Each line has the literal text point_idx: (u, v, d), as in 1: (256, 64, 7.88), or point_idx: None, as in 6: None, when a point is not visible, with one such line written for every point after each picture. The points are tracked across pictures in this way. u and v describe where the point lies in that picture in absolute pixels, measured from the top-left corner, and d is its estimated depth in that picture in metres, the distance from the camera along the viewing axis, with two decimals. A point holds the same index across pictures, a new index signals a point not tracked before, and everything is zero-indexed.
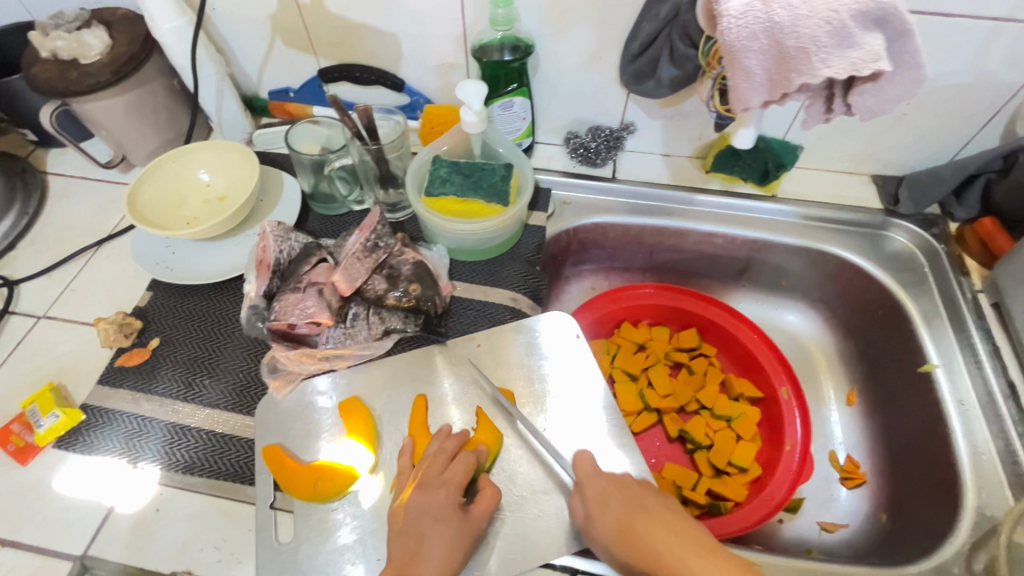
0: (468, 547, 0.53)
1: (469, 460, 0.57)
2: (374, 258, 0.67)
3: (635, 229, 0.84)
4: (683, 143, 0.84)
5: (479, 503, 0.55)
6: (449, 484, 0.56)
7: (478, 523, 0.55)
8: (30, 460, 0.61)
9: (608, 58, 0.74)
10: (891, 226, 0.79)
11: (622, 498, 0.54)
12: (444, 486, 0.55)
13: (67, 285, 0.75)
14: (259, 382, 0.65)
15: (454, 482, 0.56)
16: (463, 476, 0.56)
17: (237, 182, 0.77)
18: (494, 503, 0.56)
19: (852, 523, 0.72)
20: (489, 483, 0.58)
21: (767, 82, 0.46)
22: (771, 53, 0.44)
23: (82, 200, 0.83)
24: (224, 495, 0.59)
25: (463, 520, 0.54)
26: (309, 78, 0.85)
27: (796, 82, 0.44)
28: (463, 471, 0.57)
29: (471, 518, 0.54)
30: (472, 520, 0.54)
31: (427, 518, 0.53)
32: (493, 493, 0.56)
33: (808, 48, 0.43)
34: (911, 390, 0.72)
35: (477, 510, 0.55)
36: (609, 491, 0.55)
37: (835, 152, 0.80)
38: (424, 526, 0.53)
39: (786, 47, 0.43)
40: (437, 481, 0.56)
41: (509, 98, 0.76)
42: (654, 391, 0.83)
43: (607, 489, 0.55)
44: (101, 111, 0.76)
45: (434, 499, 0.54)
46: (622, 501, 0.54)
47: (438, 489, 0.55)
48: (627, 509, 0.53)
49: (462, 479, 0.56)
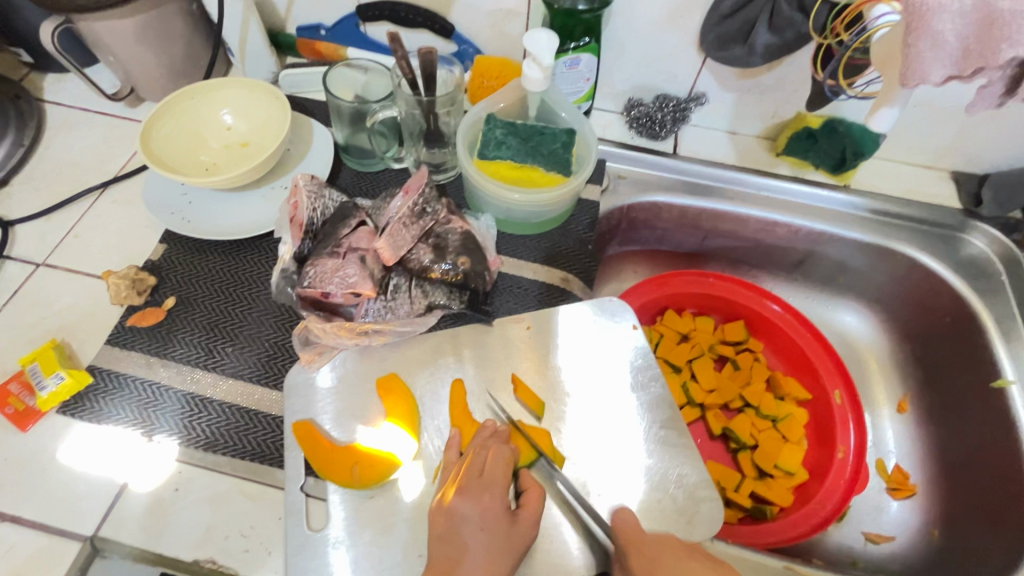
0: (517, 559, 0.47)
1: (507, 455, 0.52)
2: (421, 226, 0.61)
3: (693, 211, 0.77)
4: (754, 121, 0.76)
5: (528, 506, 0.50)
6: (493, 486, 0.50)
7: (527, 531, 0.49)
8: (31, 426, 0.54)
9: (691, 17, 0.66)
10: (970, 228, 0.73)
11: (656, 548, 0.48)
12: (488, 489, 0.49)
13: (69, 229, 0.67)
14: (288, 354, 0.59)
15: (497, 484, 0.50)
16: (504, 474, 0.51)
17: (263, 127, 0.68)
18: (541, 505, 0.50)
19: (898, 536, 0.70)
20: (535, 482, 0.52)
21: (959, 51, 0.40)
22: (973, 17, 0.38)
23: (85, 134, 0.74)
24: (251, 478, 0.53)
25: (509, 527, 0.48)
26: (345, 15, 0.75)
27: (1005, 54, 0.38)
28: (503, 468, 0.51)
29: (518, 525, 0.48)
30: (518, 529, 0.48)
31: (471, 528, 0.47)
32: (539, 495, 0.51)
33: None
34: (979, 406, 0.69)
35: (525, 515, 0.49)
36: (643, 539, 0.49)
37: (918, 143, 0.74)
38: (464, 533, 0.47)
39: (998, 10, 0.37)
40: (477, 485, 0.49)
41: (576, 55, 0.68)
42: (698, 384, 0.79)
43: (641, 540, 0.49)
44: (110, 33, 0.66)
45: (477, 504, 0.48)
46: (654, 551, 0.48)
47: (482, 493, 0.49)
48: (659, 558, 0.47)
49: (504, 479, 0.51)
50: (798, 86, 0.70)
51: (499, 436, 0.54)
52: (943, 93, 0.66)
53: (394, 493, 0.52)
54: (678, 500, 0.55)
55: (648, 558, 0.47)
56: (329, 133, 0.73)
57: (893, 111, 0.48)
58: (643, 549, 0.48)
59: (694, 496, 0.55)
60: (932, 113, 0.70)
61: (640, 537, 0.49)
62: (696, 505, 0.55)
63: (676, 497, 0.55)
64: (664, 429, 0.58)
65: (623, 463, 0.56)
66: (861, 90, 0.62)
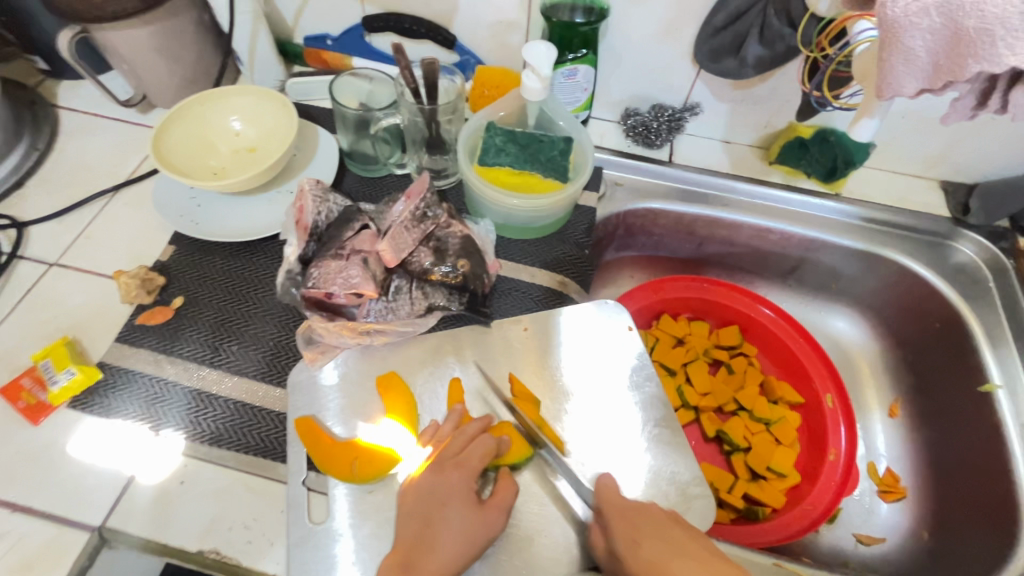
0: (481, 543, 0.50)
1: (487, 445, 0.54)
2: (422, 229, 0.63)
3: (689, 217, 0.79)
4: (747, 131, 0.78)
5: (497, 495, 0.52)
6: (465, 466, 0.53)
7: (494, 518, 0.51)
8: (42, 419, 0.56)
9: (685, 30, 0.68)
10: (959, 236, 0.75)
11: (640, 517, 0.50)
12: (458, 468, 0.53)
13: (81, 230, 0.69)
14: (292, 352, 0.61)
15: (469, 466, 0.53)
16: (479, 462, 0.53)
17: (271, 134, 0.71)
18: (512, 497, 0.53)
19: (888, 538, 0.71)
20: (508, 475, 0.54)
21: (931, 66, 0.41)
22: (943, 34, 0.39)
23: (98, 139, 0.77)
24: (254, 472, 0.55)
25: (474, 510, 0.51)
26: (352, 26, 0.78)
27: (972, 69, 0.39)
28: (481, 455, 0.53)
29: (485, 509, 0.51)
30: (484, 513, 0.51)
31: (439, 505, 0.51)
32: (511, 485, 0.53)
33: (991, 29, 0.38)
34: (968, 410, 0.70)
35: (493, 501, 0.52)
36: (627, 509, 0.51)
37: (908, 153, 0.76)
38: (435, 512, 0.50)
39: (965, 28, 0.38)
40: (451, 463, 0.53)
41: (573, 66, 0.70)
42: (692, 387, 0.80)
43: (623, 506, 0.51)
44: (124, 42, 0.68)
45: (445, 483, 0.52)
46: (638, 520, 0.50)
47: (452, 471, 0.53)
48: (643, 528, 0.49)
49: (478, 464, 0.53)
50: (789, 97, 0.72)
51: (477, 424, 0.56)
52: (930, 104, 0.68)
53: (393, 488, 0.54)
54: (670, 497, 0.56)
55: (632, 526, 0.49)
56: (334, 139, 0.75)
57: (874, 122, 0.50)
58: (626, 517, 0.50)
59: (686, 494, 0.56)
60: (921, 124, 0.71)
61: (622, 504, 0.51)
62: (688, 502, 0.56)
63: (668, 494, 0.56)
64: (658, 427, 0.59)
65: (617, 461, 0.58)
66: (846, 100, 0.64)
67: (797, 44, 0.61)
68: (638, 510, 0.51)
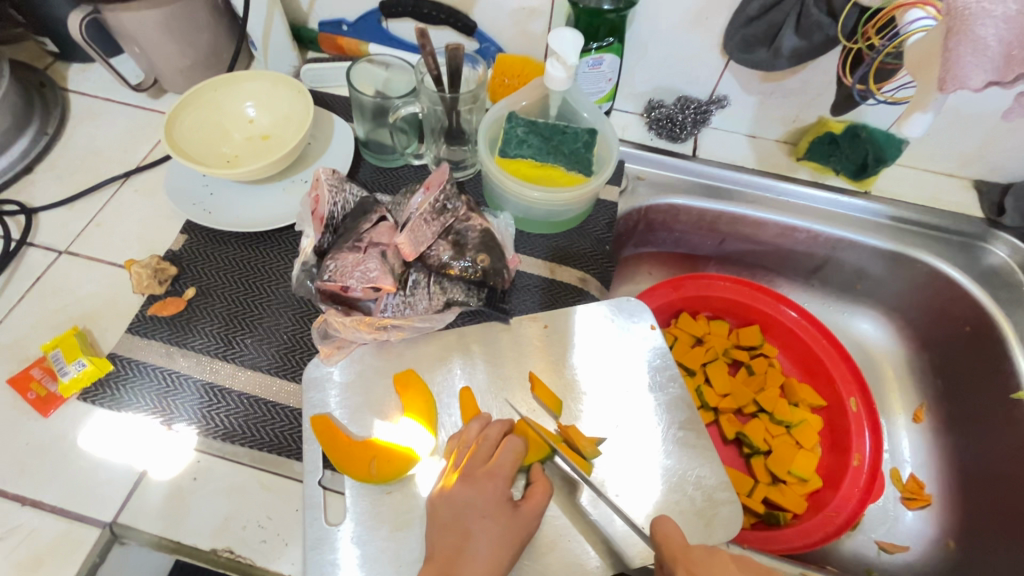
0: (517, 548, 0.48)
1: (516, 447, 0.52)
2: (441, 222, 0.61)
3: (712, 213, 0.77)
4: (774, 125, 0.76)
5: (531, 498, 0.50)
6: (496, 474, 0.50)
7: (529, 521, 0.49)
8: (52, 412, 0.55)
9: (716, 19, 0.65)
10: (993, 238, 0.73)
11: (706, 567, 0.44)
12: (491, 478, 0.50)
13: (91, 218, 0.67)
14: (307, 347, 0.60)
15: (502, 474, 0.50)
16: (511, 466, 0.51)
17: (285, 121, 0.69)
18: (545, 499, 0.51)
19: (914, 546, 0.69)
20: (542, 477, 0.52)
21: (1002, 56, 0.40)
22: (1016, 21, 0.38)
23: (107, 124, 0.75)
24: (269, 469, 0.53)
25: (511, 515, 0.49)
26: (368, 11, 0.75)
27: None
28: (512, 460, 0.51)
29: (520, 514, 0.49)
30: (521, 517, 0.49)
31: (475, 515, 0.48)
32: (545, 489, 0.51)
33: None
34: (999, 418, 0.68)
35: (527, 507, 0.49)
36: (690, 556, 0.45)
37: (941, 151, 0.73)
38: (471, 522, 0.48)
39: None
40: (482, 472, 0.50)
41: (599, 55, 0.67)
42: (711, 388, 0.78)
43: (688, 556, 0.45)
44: (136, 24, 0.66)
45: (480, 492, 0.49)
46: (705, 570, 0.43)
47: (485, 481, 0.50)
48: None
49: (510, 470, 0.51)
50: (821, 91, 0.69)
51: (497, 428, 0.54)
52: (971, 100, 0.66)
53: (411, 489, 0.52)
54: (696, 502, 0.55)
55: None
56: (350, 128, 0.73)
57: (926, 116, 0.45)
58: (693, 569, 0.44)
59: (713, 499, 0.55)
60: (957, 121, 0.69)
61: (686, 552, 0.45)
62: (715, 507, 0.54)
63: (694, 499, 0.55)
64: (682, 430, 0.58)
65: (641, 465, 0.56)
66: (891, 95, 0.62)
67: (837, 35, 0.59)
68: (704, 557, 0.44)
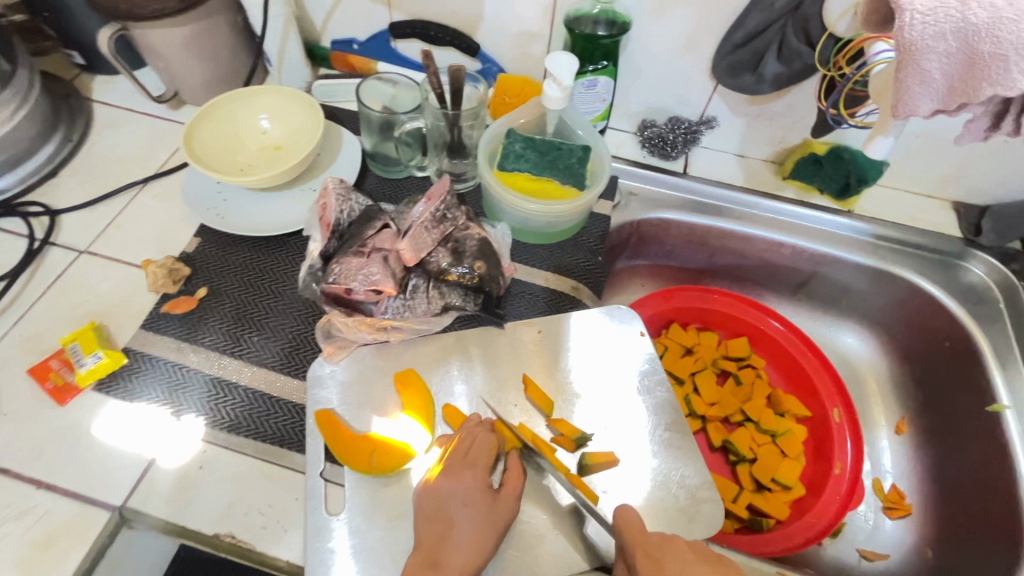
0: (501, 531, 0.51)
1: (492, 441, 0.55)
2: (441, 230, 0.64)
3: (701, 229, 0.80)
4: (762, 145, 0.80)
5: (510, 483, 0.53)
6: (476, 464, 0.53)
7: (509, 505, 0.52)
8: (69, 401, 0.58)
9: (704, 45, 0.69)
10: (971, 256, 0.75)
11: (662, 549, 0.48)
12: (471, 467, 0.53)
13: (111, 220, 0.71)
14: (311, 346, 0.63)
15: (481, 463, 0.53)
16: (488, 457, 0.54)
17: (297, 132, 0.73)
18: (521, 483, 0.54)
19: (893, 554, 0.72)
20: (517, 464, 0.55)
21: (945, 89, 0.44)
22: (959, 57, 0.42)
23: (129, 133, 0.79)
24: (270, 459, 0.56)
25: (492, 501, 0.52)
26: (378, 31, 0.80)
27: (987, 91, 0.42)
28: (487, 451, 0.54)
29: (501, 500, 0.52)
30: (501, 504, 0.52)
31: (457, 503, 0.51)
32: (520, 473, 0.54)
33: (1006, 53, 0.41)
34: (977, 431, 0.70)
35: (506, 492, 0.53)
36: (649, 541, 0.49)
37: (921, 173, 0.77)
38: (452, 510, 0.51)
39: (980, 52, 0.41)
40: (462, 464, 0.53)
41: (594, 77, 0.71)
42: (700, 397, 0.81)
43: (647, 539, 0.49)
44: (161, 40, 0.71)
45: (461, 481, 0.52)
46: (661, 554, 0.47)
47: (466, 471, 0.53)
48: (667, 563, 0.47)
49: (488, 459, 0.54)
50: (804, 115, 0.73)
51: (484, 427, 0.57)
52: (945, 125, 0.69)
53: (407, 482, 0.55)
54: (680, 500, 0.57)
55: (655, 560, 0.47)
56: (357, 140, 0.77)
57: (887, 141, 0.53)
58: (649, 551, 0.48)
59: (696, 497, 0.57)
60: (932, 145, 0.72)
61: (644, 535, 0.49)
62: (698, 505, 0.57)
63: (678, 497, 0.57)
64: (668, 431, 0.60)
65: (626, 464, 0.58)
66: (862, 118, 0.66)
67: (815, 62, 0.62)
68: (660, 541, 0.49)
